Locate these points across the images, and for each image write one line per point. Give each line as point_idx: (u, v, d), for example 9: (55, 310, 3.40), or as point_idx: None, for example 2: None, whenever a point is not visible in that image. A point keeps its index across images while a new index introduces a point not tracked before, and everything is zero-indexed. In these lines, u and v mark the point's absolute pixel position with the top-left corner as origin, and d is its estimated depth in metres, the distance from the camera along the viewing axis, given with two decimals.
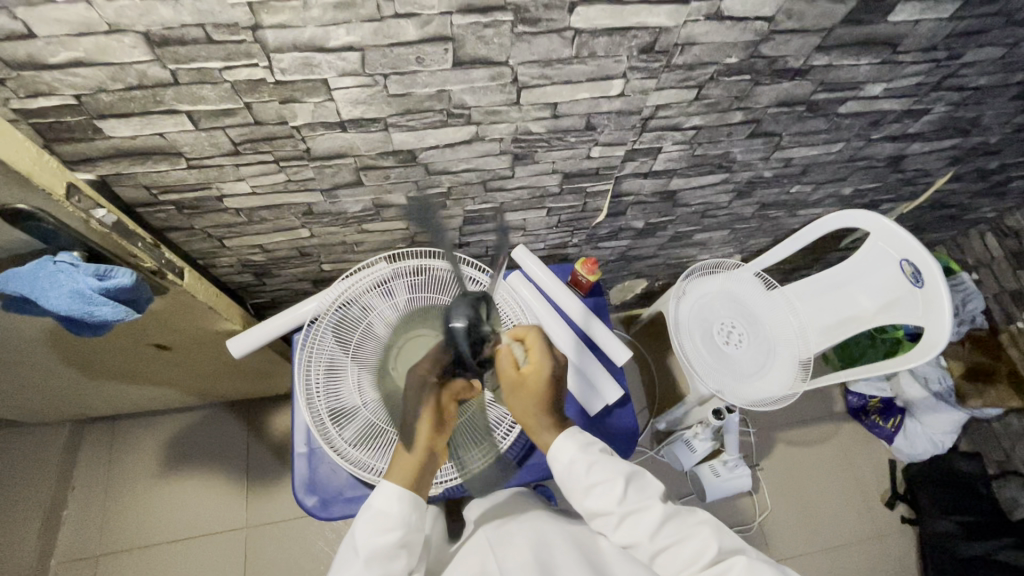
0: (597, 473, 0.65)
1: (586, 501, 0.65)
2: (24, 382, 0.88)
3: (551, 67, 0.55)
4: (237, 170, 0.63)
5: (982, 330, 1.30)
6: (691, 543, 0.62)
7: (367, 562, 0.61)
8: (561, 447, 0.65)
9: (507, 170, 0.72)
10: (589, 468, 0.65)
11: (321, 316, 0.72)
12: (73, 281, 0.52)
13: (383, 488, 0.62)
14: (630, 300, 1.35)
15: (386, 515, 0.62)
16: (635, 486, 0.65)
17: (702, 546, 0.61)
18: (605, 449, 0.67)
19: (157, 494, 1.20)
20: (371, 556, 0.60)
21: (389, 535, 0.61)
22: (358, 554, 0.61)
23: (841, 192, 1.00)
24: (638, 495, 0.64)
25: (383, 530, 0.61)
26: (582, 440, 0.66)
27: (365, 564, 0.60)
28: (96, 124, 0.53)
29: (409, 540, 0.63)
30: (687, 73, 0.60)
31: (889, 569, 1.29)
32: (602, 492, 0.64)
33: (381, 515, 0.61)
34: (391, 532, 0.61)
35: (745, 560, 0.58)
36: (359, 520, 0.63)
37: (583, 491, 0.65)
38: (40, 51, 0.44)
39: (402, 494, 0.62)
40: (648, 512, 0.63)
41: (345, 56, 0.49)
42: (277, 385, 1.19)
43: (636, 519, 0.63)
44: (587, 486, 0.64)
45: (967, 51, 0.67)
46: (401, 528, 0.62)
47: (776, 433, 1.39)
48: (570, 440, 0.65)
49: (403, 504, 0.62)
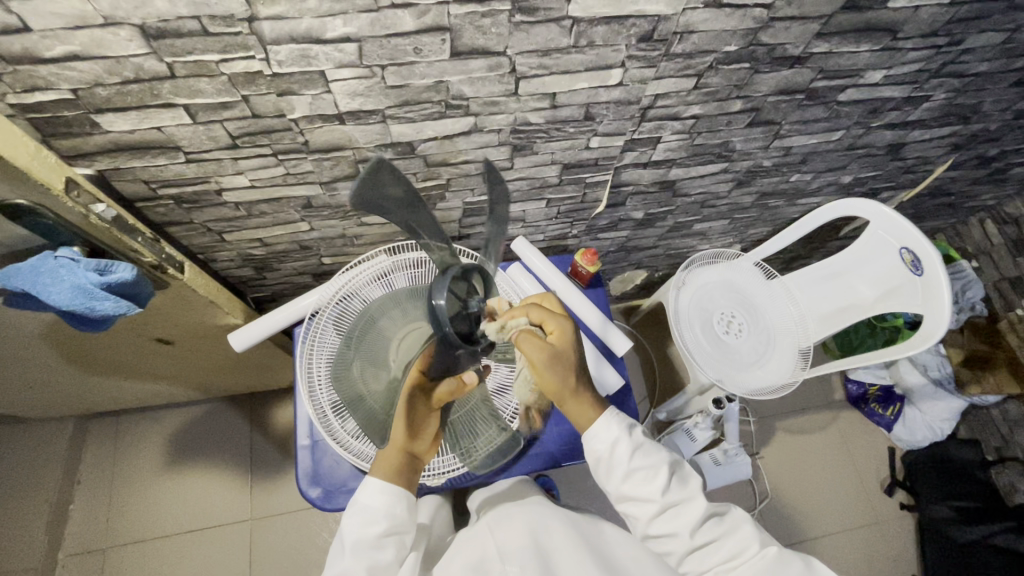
0: (642, 459, 0.64)
1: (625, 487, 0.64)
2: (27, 378, 0.88)
3: (550, 56, 0.55)
4: (236, 164, 0.63)
5: (982, 317, 1.29)
6: (728, 540, 0.64)
7: (355, 554, 0.60)
8: (606, 426, 0.64)
9: (506, 161, 0.72)
10: (634, 452, 0.64)
11: (321, 310, 0.72)
12: (74, 276, 0.53)
13: (368, 484, 0.63)
14: (629, 291, 1.36)
15: (372, 507, 0.62)
16: (677, 479, 0.66)
17: (741, 543, 0.64)
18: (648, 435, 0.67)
19: (162, 488, 1.21)
20: (359, 548, 0.60)
21: (375, 526, 0.61)
22: (345, 546, 0.61)
23: (841, 180, 0.99)
24: (681, 488, 0.65)
25: (369, 522, 0.61)
26: (626, 422, 0.66)
27: (352, 555, 0.60)
28: (94, 119, 0.53)
29: (398, 529, 0.63)
30: (686, 62, 0.60)
31: (888, 555, 1.30)
32: (643, 479, 0.64)
33: (371, 508, 0.62)
34: (374, 525, 0.61)
35: (781, 553, 0.63)
36: (347, 512, 0.63)
37: (623, 477, 0.64)
38: (35, 44, 0.44)
39: (387, 487, 0.62)
40: (692, 503, 0.64)
41: (342, 47, 0.49)
42: (279, 379, 1.20)
43: (679, 511, 0.64)
44: (629, 470, 0.64)
45: (968, 37, 0.67)
46: (388, 519, 0.62)
47: (775, 421, 1.40)
48: (613, 422, 0.65)
49: (387, 496, 0.62)
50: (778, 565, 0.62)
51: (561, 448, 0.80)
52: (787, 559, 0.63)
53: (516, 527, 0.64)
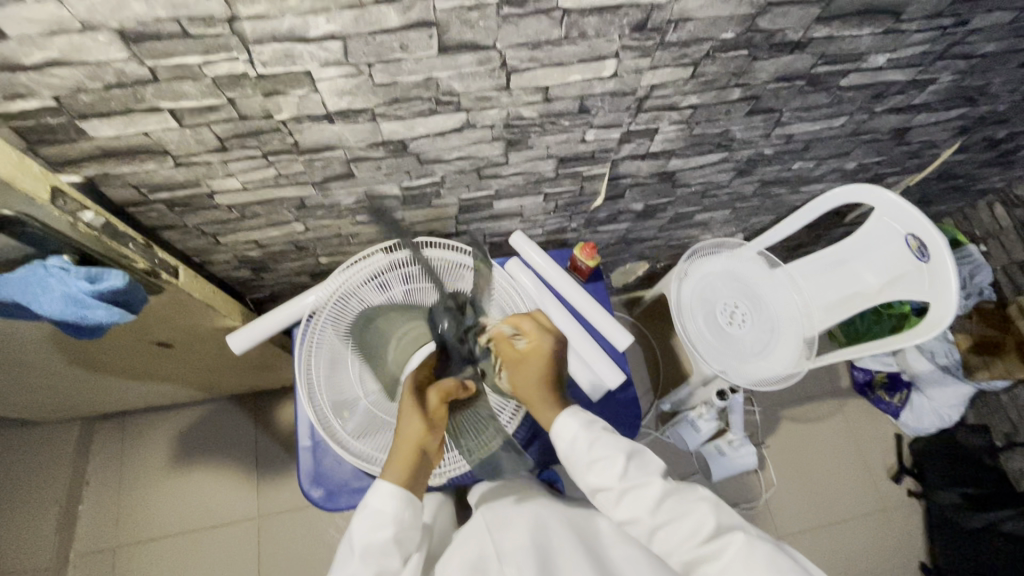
0: (600, 449, 0.65)
1: (588, 478, 0.65)
2: (29, 383, 0.88)
3: (540, 49, 0.53)
4: (226, 166, 0.62)
5: (989, 303, 1.26)
6: (687, 520, 0.61)
7: (363, 558, 0.60)
8: (565, 422, 0.66)
9: (501, 157, 0.70)
10: (591, 443, 0.65)
11: (318, 312, 0.71)
12: (65, 286, 0.52)
13: (380, 487, 0.63)
14: (632, 282, 1.34)
15: (383, 514, 0.62)
16: (636, 463, 0.65)
17: (700, 521, 0.60)
18: (608, 426, 0.68)
19: (169, 487, 1.22)
20: (368, 553, 0.60)
21: (383, 531, 0.61)
22: (353, 552, 0.60)
23: (845, 166, 0.97)
24: (639, 471, 0.64)
25: (378, 527, 0.61)
26: (585, 417, 0.68)
27: (362, 561, 0.60)
28: (78, 125, 0.52)
29: (404, 532, 0.63)
30: (682, 50, 0.58)
31: (897, 543, 1.29)
32: (602, 467, 0.64)
33: (377, 512, 0.62)
34: (384, 529, 0.61)
35: (747, 537, 0.57)
36: (354, 517, 0.62)
37: (585, 467, 0.65)
38: (13, 52, 0.43)
39: (399, 492, 0.62)
40: (647, 486, 0.63)
41: (326, 45, 0.48)
42: (281, 378, 1.20)
43: (636, 494, 0.63)
44: (590, 461, 0.65)
45: (974, 17, 0.65)
46: (395, 525, 0.62)
47: (780, 410, 1.39)
48: (572, 419, 0.66)
49: (398, 501, 0.62)
50: (741, 553, 0.56)
51: None
52: (753, 545, 0.56)
53: (509, 528, 0.65)
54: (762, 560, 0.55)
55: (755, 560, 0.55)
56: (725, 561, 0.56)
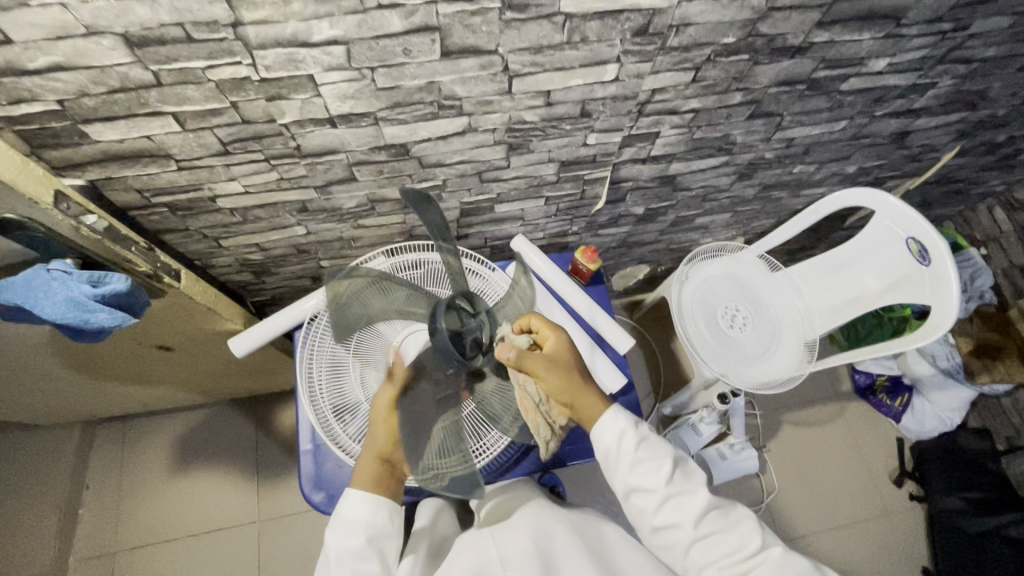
0: (647, 451, 0.65)
1: (629, 478, 0.64)
2: (29, 387, 0.88)
3: (543, 54, 0.54)
4: (228, 170, 0.62)
5: (990, 307, 1.26)
6: (730, 535, 0.62)
7: (339, 564, 0.60)
8: (613, 419, 0.65)
9: (503, 160, 0.71)
10: (640, 443, 0.65)
11: (320, 314, 0.72)
12: (67, 290, 0.52)
13: (350, 497, 0.63)
14: (632, 286, 1.34)
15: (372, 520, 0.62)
16: (681, 471, 0.65)
17: (743, 537, 0.62)
18: (654, 430, 0.67)
19: (169, 491, 1.22)
20: (341, 558, 0.60)
21: (353, 538, 0.62)
22: (329, 559, 0.61)
23: (845, 170, 0.98)
24: (685, 480, 0.64)
25: (349, 534, 0.62)
26: (632, 416, 0.67)
27: (337, 568, 0.60)
28: (82, 129, 0.52)
29: (378, 539, 0.63)
30: (684, 55, 0.59)
31: (898, 548, 1.29)
32: (649, 468, 0.64)
33: (348, 520, 0.63)
34: (354, 537, 0.62)
35: (785, 554, 0.60)
36: (329, 526, 0.63)
37: (628, 468, 0.64)
38: (18, 56, 0.43)
39: (370, 500, 0.63)
40: (694, 495, 0.63)
41: (330, 50, 0.48)
42: (281, 381, 1.20)
43: (680, 502, 0.63)
44: (635, 461, 0.64)
45: (973, 21, 0.65)
46: (365, 531, 0.62)
47: (781, 414, 1.39)
48: (621, 415, 0.66)
49: (369, 509, 0.63)
50: (782, 567, 0.59)
51: (566, 445, 0.80)
52: (790, 560, 0.60)
53: (512, 532, 0.64)
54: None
55: None
56: (770, 574, 0.58)
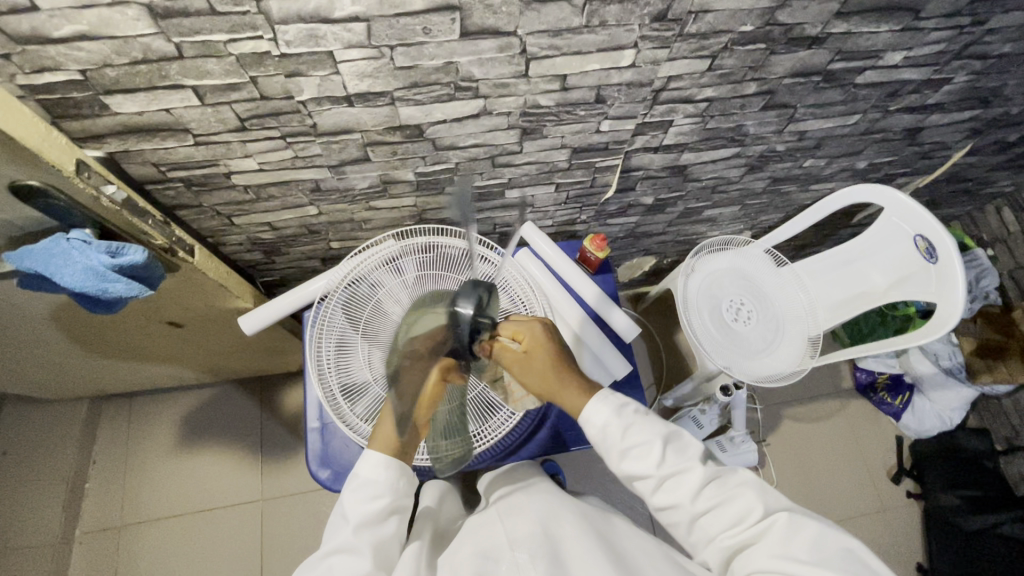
0: (635, 436, 0.64)
1: (623, 465, 0.65)
2: (40, 359, 0.89)
3: (561, 37, 0.54)
4: (245, 146, 0.62)
5: (995, 308, 1.25)
6: (732, 506, 0.61)
7: (358, 529, 0.61)
8: (595, 410, 0.65)
9: (516, 145, 0.71)
10: (626, 431, 0.65)
11: (330, 294, 0.72)
12: (86, 258, 0.53)
13: (368, 458, 0.64)
14: (638, 277, 1.35)
15: (372, 483, 0.63)
16: (673, 448, 0.65)
17: (745, 508, 0.60)
18: (643, 412, 0.67)
19: (174, 467, 1.23)
20: (362, 524, 0.61)
21: (379, 501, 0.63)
22: (348, 523, 0.61)
23: (856, 165, 0.97)
24: (678, 457, 0.64)
25: (372, 497, 0.63)
26: (615, 403, 0.66)
27: (357, 530, 0.61)
28: (103, 100, 0.52)
29: (398, 506, 0.65)
30: (700, 43, 0.59)
31: (894, 545, 1.30)
32: (639, 456, 0.64)
33: (370, 482, 0.63)
34: (379, 499, 0.63)
35: (792, 519, 0.58)
36: (347, 488, 0.64)
37: (619, 455, 0.65)
38: (44, 24, 0.44)
39: (389, 463, 0.64)
40: (688, 473, 0.63)
41: (350, 27, 0.48)
42: (288, 362, 1.21)
43: (676, 481, 0.63)
44: (624, 449, 0.64)
45: (992, 16, 0.65)
46: (390, 494, 0.64)
47: (782, 408, 1.40)
48: (604, 405, 0.66)
49: (389, 471, 0.64)
50: (790, 533, 0.57)
51: (567, 428, 0.81)
52: (798, 524, 0.58)
53: (522, 516, 0.65)
54: (809, 541, 0.56)
55: (801, 543, 0.56)
56: (773, 544, 0.57)
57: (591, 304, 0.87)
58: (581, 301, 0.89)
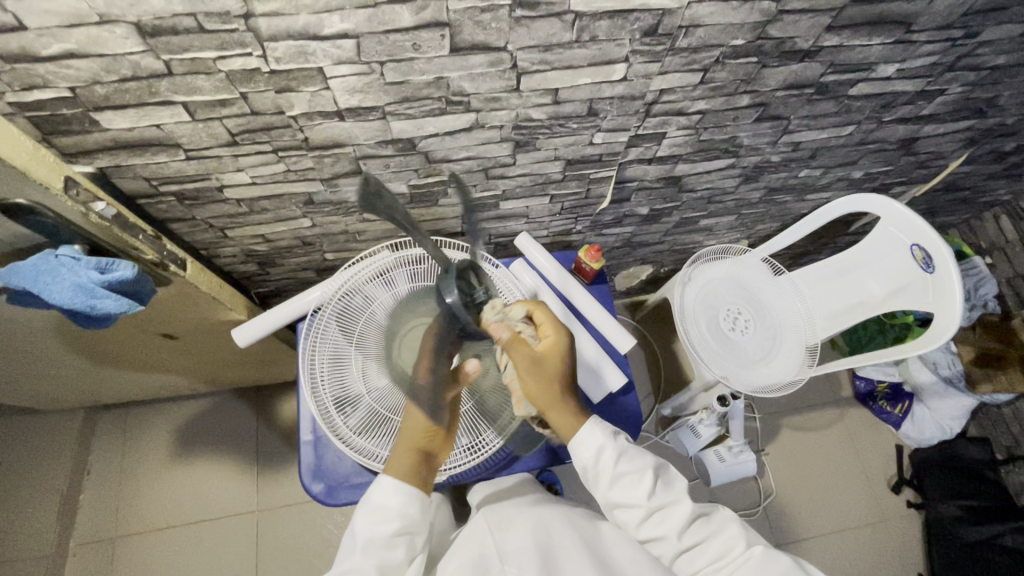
0: (627, 465, 0.64)
1: (611, 493, 0.64)
2: (34, 371, 0.89)
3: (551, 52, 0.54)
4: (236, 161, 0.62)
5: (994, 315, 1.25)
6: (715, 540, 0.63)
7: (366, 551, 0.61)
8: (589, 435, 0.63)
9: (508, 157, 0.71)
10: (619, 458, 0.63)
11: (325, 305, 0.72)
12: (75, 275, 0.53)
13: (383, 484, 0.63)
14: (635, 286, 1.35)
15: (383, 508, 0.62)
16: (663, 482, 0.65)
17: (729, 542, 0.63)
18: (632, 440, 0.66)
19: (169, 477, 1.23)
20: (370, 546, 0.61)
21: (388, 524, 0.62)
22: (356, 544, 0.62)
23: (852, 175, 0.97)
24: (666, 490, 0.64)
25: (381, 521, 0.62)
26: (609, 428, 0.65)
27: (367, 554, 0.61)
28: (93, 117, 0.52)
29: (409, 529, 0.64)
30: (692, 56, 0.59)
31: (894, 555, 1.29)
32: (630, 483, 0.63)
33: (381, 507, 0.62)
34: (388, 523, 0.62)
35: (769, 552, 0.62)
36: (359, 510, 0.64)
37: (609, 483, 0.63)
38: (32, 43, 0.44)
39: (402, 488, 0.63)
40: (677, 506, 0.63)
41: (340, 43, 0.48)
42: (283, 372, 1.20)
43: (664, 514, 0.63)
44: (616, 476, 0.63)
45: (985, 29, 0.65)
46: (399, 518, 0.63)
47: (781, 417, 1.39)
48: (597, 429, 0.64)
49: (403, 497, 0.63)
50: (765, 566, 0.60)
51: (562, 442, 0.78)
52: (775, 557, 0.61)
53: (513, 529, 0.65)
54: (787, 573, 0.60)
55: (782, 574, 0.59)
56: None
57: (585, 314, 0.87)
58: (576, 311, 0.88)
